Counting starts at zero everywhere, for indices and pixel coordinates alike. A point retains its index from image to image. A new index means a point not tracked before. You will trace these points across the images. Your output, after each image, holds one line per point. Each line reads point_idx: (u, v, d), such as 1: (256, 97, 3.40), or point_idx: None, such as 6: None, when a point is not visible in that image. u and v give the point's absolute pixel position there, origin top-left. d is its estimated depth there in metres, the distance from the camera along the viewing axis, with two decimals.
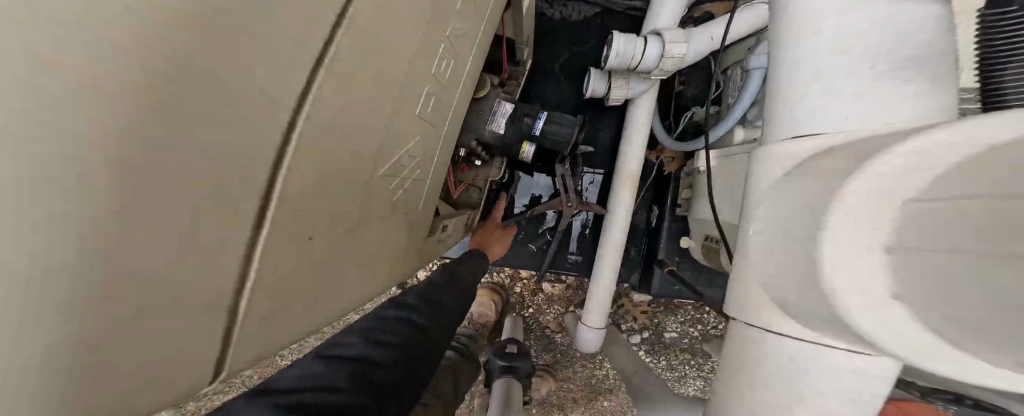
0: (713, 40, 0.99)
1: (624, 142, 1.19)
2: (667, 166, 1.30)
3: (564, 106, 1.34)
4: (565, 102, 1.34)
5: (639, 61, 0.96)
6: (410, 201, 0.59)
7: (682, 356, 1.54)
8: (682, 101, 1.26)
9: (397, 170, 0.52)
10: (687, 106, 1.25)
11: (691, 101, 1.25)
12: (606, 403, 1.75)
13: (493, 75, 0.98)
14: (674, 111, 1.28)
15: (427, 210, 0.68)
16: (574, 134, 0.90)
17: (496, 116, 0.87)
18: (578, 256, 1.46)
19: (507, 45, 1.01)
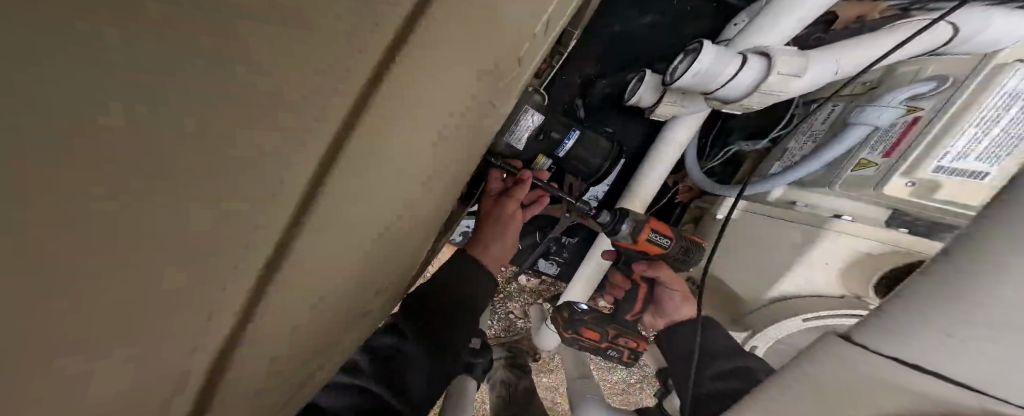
0: (839, 73, 0.63)
1: (648, 164, 1.10)
2: (680, 195, 1.20)
3: (593, 102, 1.15)
4: (595, 96, 1.14)
5: (722, 89, 0.67)
6: (405, 261, 0.45)
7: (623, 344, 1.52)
8: (733, 125, 1.07)
9: (396, 249, 0.39)
10: (734, 134, 1.09)
11: (742, 127, 1.08)
12: (545, 379, 2.00)
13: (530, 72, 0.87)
14: (722, 133, 1.10)
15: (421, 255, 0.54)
16: (601, 164, 0.89)
17: (519, 128, 0.76)
18: (559, 261, 1.40)
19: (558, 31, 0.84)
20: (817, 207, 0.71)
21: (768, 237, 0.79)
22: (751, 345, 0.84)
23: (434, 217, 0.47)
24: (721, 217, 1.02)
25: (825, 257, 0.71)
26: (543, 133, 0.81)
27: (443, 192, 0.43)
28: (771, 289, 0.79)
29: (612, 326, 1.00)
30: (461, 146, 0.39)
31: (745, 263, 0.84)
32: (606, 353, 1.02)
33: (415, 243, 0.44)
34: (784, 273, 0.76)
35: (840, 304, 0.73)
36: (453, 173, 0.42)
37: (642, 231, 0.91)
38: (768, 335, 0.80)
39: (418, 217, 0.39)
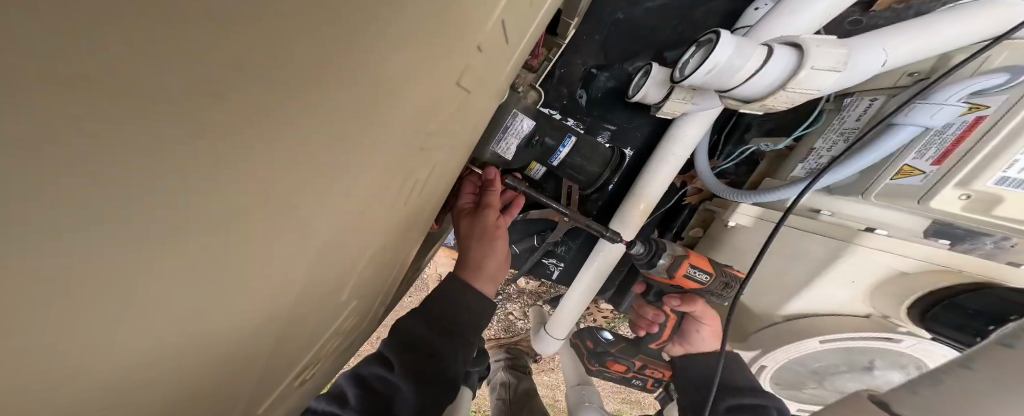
0: (884, 66, 0.57)
1: (654, 163, 1.03)
2: (689, 197, 1.16)
3: (593, 97, 1.07)
4: (594, 90, 1.06)
5: (742, 85, 0.60)
6: (361, 303, 0.40)
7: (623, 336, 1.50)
8: (750, 122, 1.02)
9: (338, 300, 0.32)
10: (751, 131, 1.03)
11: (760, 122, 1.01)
12: (545, 378, 1.98)
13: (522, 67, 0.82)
14: (739, 129, 1.05)
15: (389, 286, 0.48)
16: (599, 171, 0.82)
17: (506, 134, 0.67)
18: (559, 265, 1.34)
19: (551, 20, 0.78)
20: (846, 216, 0.63)
21: (787, 248, 0.69)
22: (761, 362, 0.77)
23: (402, 251, 0.42)
24: (733, 223, 0.92)
25: (853, 275, 0.63)
26: (535, 139, 0.72)
27: (408, 226, 0.37)
28: (788, 305, 0.72)
29: (638, 356, 1.28)
30: (430, 181, 0.33)
31: (763, 278, 0.75)
32: (630, 380, 1.32)
33: (375, 278, 0.39)
34: (803, 288, 0.69)
35: (867, 325, 0.65)
36: (423, 207, 0.37)
37: (679, 265, 0.85)
38: (780, 355, 0.73)
39: (374, 256, 0.34)
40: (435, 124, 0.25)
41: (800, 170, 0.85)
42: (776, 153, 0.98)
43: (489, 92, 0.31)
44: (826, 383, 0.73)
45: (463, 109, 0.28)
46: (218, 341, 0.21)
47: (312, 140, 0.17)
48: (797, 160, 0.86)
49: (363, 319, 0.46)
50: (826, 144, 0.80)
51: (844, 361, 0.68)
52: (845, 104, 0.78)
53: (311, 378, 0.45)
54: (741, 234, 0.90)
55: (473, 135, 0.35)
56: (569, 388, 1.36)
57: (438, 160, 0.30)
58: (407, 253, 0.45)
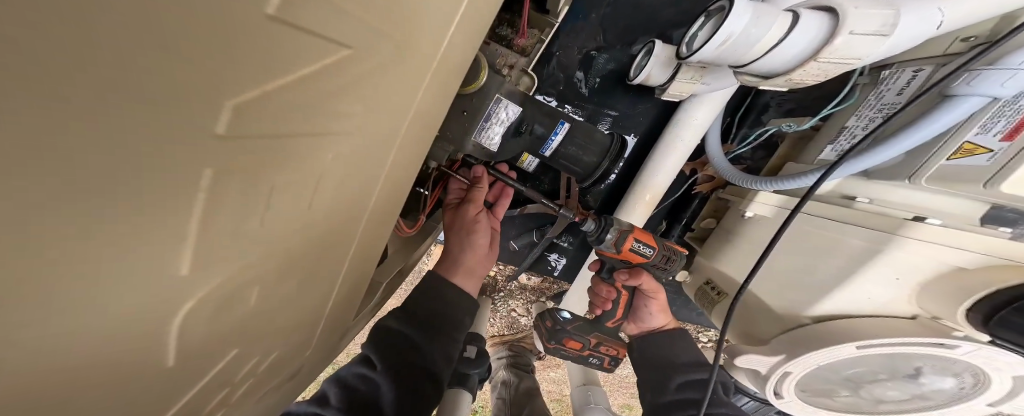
0: (938, 27, 0.47)
1: (662, 151, 0.98)
2: (699, 185, 1.07)
3: (594, 82, 0.99)
4: (593, 73, 0.97)
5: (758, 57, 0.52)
6: (307, 326, 0.34)
7: None
8: (768, 101, 0.94)
9: (256, 332, 0.27)
10: (769, 112, 0.96)
11: (777, 102, 0.94)
12: (551, 374, 1.94)
13: (507, 50, 0.76)
14: (755, 110, 0.97)
15: (351, 303, 0.43)
16: (596, 162, 0.74)
17: (489, 122, 0.61)
18: (561, 261, 1.27)
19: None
20: (887, 202, 0.57)
21: (817, 241, 0.62)
22: (784, 369, 0.67)
23: (355, 264, 0.35)
24: (750, 213, 0.84)
25: (897, 271, 0.55)
26: (522, 127, 0.65)
27: (352, 238, 0.30)
28: (817, 306, 0.63)
29: (594, 333, 0.94)
30: (362, 184, 0.26)
31: (784, 274, 0.66)
32: (585, 359, 0.97)
33: (318, 298, 0.33)
34: (836, 286, 0.60)
35: (913, 326, 0.56)
36: (365, 214, 0.30)
37: (625, 240, 0.81)
38: (808, 360, 0.63)
39: (302, 278, 0.28)
40: (332, 109, 0.18)
41: (829, 153, 0.77)
42: (799, 134, 0.91)
43: (426, 64, 0.23)
44: (861, 391, 0.65)
45: (382, 87, 0.20)
46: (67, 401, 0.17)
47: (85, 179, 0.11)
48: (825, 142, 0.78)
49: (323, 338, 0.41)
50: (860, 122, 0.73)
51: (883, 367, 0.60)
52: (882, 77, 0.69)
53: (266, 399, 0.40)
54: (759, 225, 0.81)
55: (420, 123, 0.28)
56: (575, 388, 1.31)
57: (360, 157, 0.23)
58: (369, 265, 0.39)
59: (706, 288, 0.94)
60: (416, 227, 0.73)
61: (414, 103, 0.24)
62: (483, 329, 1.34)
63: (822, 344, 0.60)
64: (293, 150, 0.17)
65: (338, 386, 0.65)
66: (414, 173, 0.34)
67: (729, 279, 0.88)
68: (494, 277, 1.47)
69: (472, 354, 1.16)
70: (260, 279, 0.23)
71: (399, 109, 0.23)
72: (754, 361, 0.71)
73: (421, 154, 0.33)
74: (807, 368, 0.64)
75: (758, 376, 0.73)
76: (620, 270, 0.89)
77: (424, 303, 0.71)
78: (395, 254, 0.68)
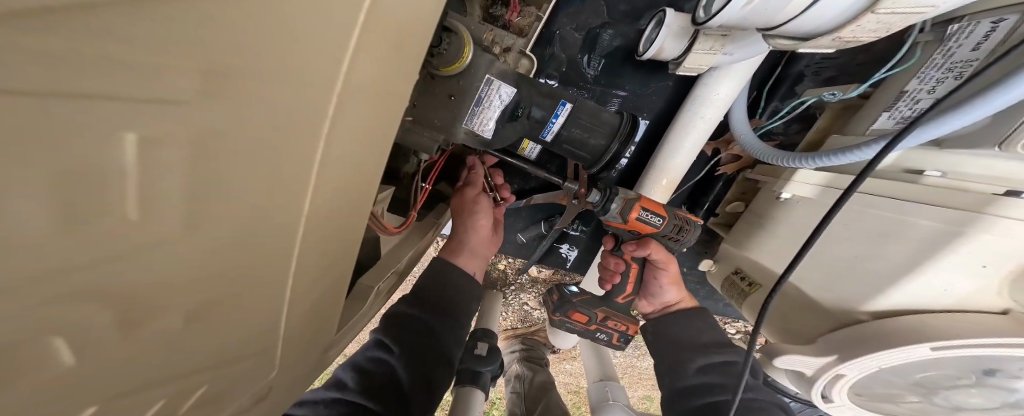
0: None
1: (678, 131, 0.88)
2: (722, 166, 0.97)
3: (598, 60, 0.89)
4: (596, 52, 0.88)
5: (796, 15, 0.42)
6: (256, 349, 0.29)
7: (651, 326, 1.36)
8: (802, 71, 0.84)
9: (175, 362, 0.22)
10: (804, 82, 0.85)
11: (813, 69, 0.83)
12: (568, 367, 1.88)
13: (501, 30, 0.69)
14: (787, 82, 0.87)
15: (325, 318, 0.37)
16: (606, 145, 0.66)
17: (480, 106, 0.55)
18: (572, 252, 1.20)
19: None
20: (966, 176, 0.48)
21: (880, 223, 0.53)
22: (836, 371, 0.57)
23: (311, 278, 0.29)
24: (786, 196, 0.73)
25: (987, 257, 0.46)
26: (518, 110, 0.58)
27: (290, 249, 0.25)
28: (879, 300, 0.54)
29: (601, 308, 0.92)
30: (273, 182, 0.20)
31: (836, 262, 0.58)
32: (593, 334, 0.96)
33: (262, 318, 0.28)
34: (902, 276, 0.51)
35: (1006, 322, 0.48)
36: (304, 221, 0.24)
37: (631, 209, 0.79)
38: (870, 363, 0.53)
39: (221, 299, 0.23)
40: (158, 76, 0.12)
41: (884, 121, 0.67)
42: (843, 103, 0.80)
43: (333, 18, 0.17)
44: (935, 398, 0.56)
45: (250, 48, 0.15)
46: None
47: None
48: (878, 111, 0.68)
49: (293, 357, 0.36)
50: (923, 85, 0.62)
51: (961, 370, 0.50)
52: (948, 33, 0.58)
53: None
54: (799, 208, 0.71)
55: (362, 105, 0.22)
56: (592, 384, 1.25)
57: (251, 144, 0.18)
58: (335, 277, 0.33)
59: (736, 279, 0.85)
60: (405, 225, 0.63)
61: (323, 73, 0.18)
62: (494, 324, 1.29)
63: (887, 345, 0.50)
64: (99, 140, 0.12)
65: (352, 370, 0.59)
66: (373, 169, 0.28)
67: (763, 269, 0.78)
68: (504, 270, 1.41)
69: (483, 351, 1.11)
70: (144, 308, 0.18)
71: (299, 82, 0.17)
72: (795, 362, 0.62)
73: (377, 146, 0.26)
74: (867, 371, 0.54)
75: (801, 378, 0.64)
76: (630, 241, 0.88)
77: (423, 298, 0.67)
78: (389, 256, 0.62)
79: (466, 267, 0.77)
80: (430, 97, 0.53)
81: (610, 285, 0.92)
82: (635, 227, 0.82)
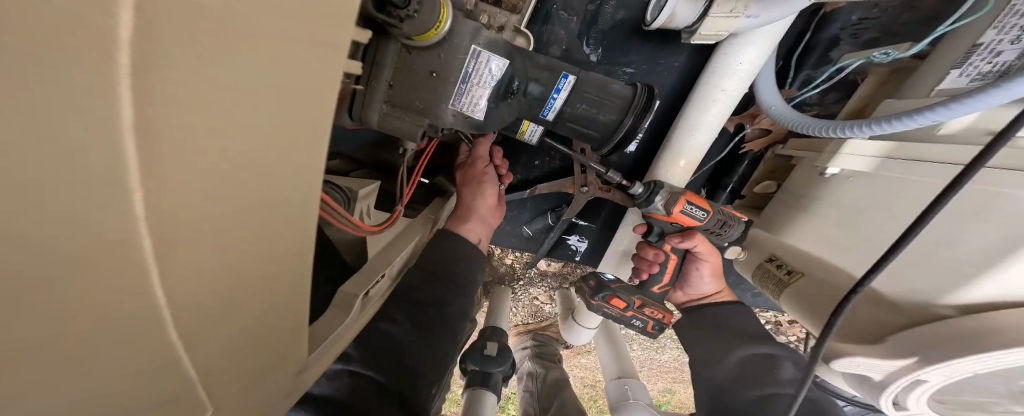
0: None
1: (697, 106, 0.78)
2: (749, 143, 0.86)
3: (601, 34, 0.80)
4: (598, 25, 0.79)
5: None
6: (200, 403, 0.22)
7: None
8: (837, 34, 0.73)
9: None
10: (839, 46, 0.74)
11: (850, 31, 0.72)
12: (583, 360, 1.80)
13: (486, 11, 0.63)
14: (819, 47, 0.75)
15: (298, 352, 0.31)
16: (620, 122, 0.56)
17: (469, 83, 0.47)
18: (582, 243, 1.12)
19: None
20: None
21: (970, 201, 0.45)
22: (916, 376, 0.48)
23: (249, 318, 0.22)
24: (831, 173, 0.64)
25: None
26: (512, 86, 0.50)
27: (199, 286, 0.18)
28: (967, 291, 0.45)
29: (637, 295, 0.84)
30: (127, 202, 0.13)
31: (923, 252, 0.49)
32: (626, 320, 0.87)
33: (190, 378, 0.20)
34: (999, 262, 0.42)
35: None
36: (202, 245, 0.17)
37: (676, 202, 0.74)
38: (964, 366, 0.42)
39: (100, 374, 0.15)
40: None
41: (955, 80, 0.56)
42: (892, 66, 0.70)
43: None
44: None
45: None
46: None
47: None
48: (946, 68, 0.57)
49: (257, 408, 0.29)
50: (1003, 35, 0.51)
51: None
52: None
53: None
54: (849, 183, 0.61)
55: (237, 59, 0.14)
56: (610, 381, 1.17)
57: (30, 145, 0.10)
58: (289, 308, 0.26)
59: (772, 268, 0.72)
60: (389, 222, 0.54)
61: (148, 16, 0.10)
62: (503, 321, 1.23)
63: (981, 345, 0.41)
64: None
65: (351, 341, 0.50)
66: (301, 164, 0.20)
67: (804, 255, 0.67)
68: (512, 265, 1.34)
69: (495, 352, 1.05)
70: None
71: (73, 31, 0.09)
72: (863, 365, 0.54)
73: (300, 129, 0.18)
74: (960, 377, 0.44)
75: (866, 381, 0.55)
76: (672, 233, 0.81)
77: (426, 267, 0.61)
78: (381, 254, 0.56)
79: (471, 235, 0.71)
80: (408, 76, 0.45)
81: (646, 276, 0.84)
82: (678, 221, 0.77)
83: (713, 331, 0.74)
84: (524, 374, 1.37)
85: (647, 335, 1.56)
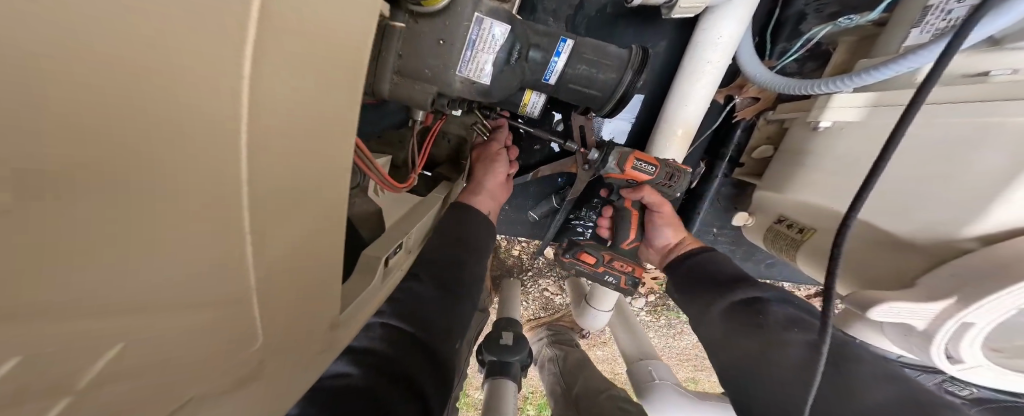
0: None
1: (686, 79, 0.80)
2: (740, 112, 0.89)
3: (589, 19, 0.84)
4: (585, 10, 0.83)
5: None
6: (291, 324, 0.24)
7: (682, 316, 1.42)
8: (803, 9, 0.78)
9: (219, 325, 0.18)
10: (807, 20, 0.79)
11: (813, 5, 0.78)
12: (598, 353, 1.72)
13: None
14: (790, 23, 0.79)
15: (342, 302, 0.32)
16: (620, 81, 0.58)
17: (474, 50, 0.49)
18: None
19: None
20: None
21: (971, 131, 0.47)
22: (961, 319, 0.44)
23: (322, 246, 0.24)
24: (825, 125, 0.67)
25: None
26: (514, 51, 0.52)
27: (295, 195, 0.19)
28: (982, 219, 0.45)
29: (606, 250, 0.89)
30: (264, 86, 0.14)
31: (928, 190, 0.51)
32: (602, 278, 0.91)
33: (276, 298, 0.22)
34: (1009, 186, 0.43)
35: None
36: (299, 157, 0.18)
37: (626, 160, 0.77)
38: (1006, 301, 0.40)
39: (197, 291, 0.16)
40: None
41: (917, 37, 0.60)
42: (859, 34, 0.74)
43: None
44: None
45: None
46: None
47: None
48: (907, 28, 0.62)
49: (321, 351, 0.30)
50: None
51: None
52: None
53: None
54: (844, 134, 0.63)
55: None
56: (632, 364, 1.11)
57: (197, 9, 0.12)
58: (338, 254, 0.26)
59: (784, 228, 0.73)
60: (408, 184, 0.56)
61: None
62: (516, 313, 1.24)
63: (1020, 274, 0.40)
64: None
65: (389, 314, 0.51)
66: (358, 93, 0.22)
67: (811, 211, 0.67)
68: (520, 255, 1.35)
69: (511, 341, 1.06)
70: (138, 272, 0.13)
71: None
72: (903, 312, 0.48)
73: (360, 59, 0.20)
74: (1005, 315, 0.41)
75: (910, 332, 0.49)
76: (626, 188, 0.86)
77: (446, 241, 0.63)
78: (408, 222, 0.58)
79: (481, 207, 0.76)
80: (416, 45, 0.47)
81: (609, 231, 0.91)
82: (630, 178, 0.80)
83: (698, 285, 0.70)
84: (544, 364, 1.37)
85: (663, 321, 1.43)
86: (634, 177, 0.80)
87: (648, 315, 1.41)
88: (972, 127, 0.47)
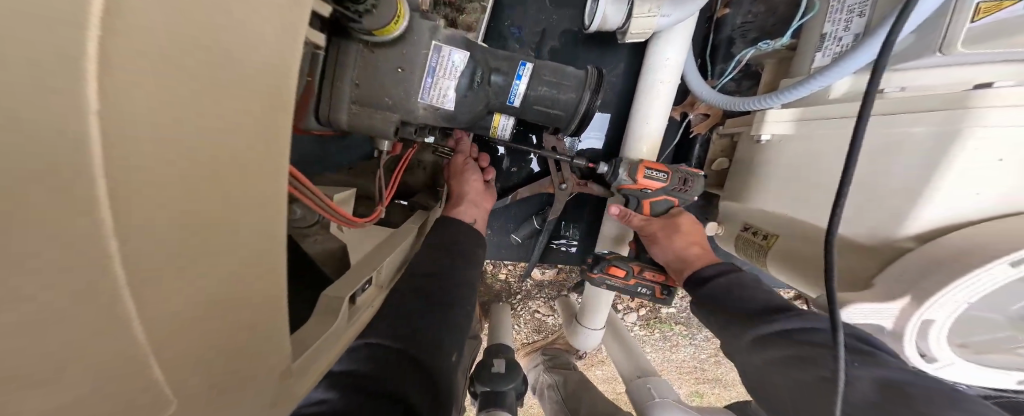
0: None
1: (643, 99, 0.84)
2: (696, 126, 0.93)
3: (552, 45, 0.88)
4: (549, 37, 0.87)
5: None
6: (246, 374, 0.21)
7: (676, 328, 1.40)
8: (731, 34, 0.84)
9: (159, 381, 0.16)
10: (737, 44, 0.84)
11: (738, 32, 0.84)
12: (598, 372, 1.65)
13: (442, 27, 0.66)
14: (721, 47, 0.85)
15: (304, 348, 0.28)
16: (580, 100, 0.59)
17: (434, 76, 0.49)
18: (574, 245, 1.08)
19: None
20: (924, 87, 0.50)
21: (886, 138, 0.51)
22: (921, 318, 0.44)
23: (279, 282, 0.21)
24: (765, 137, 0.71)
25: (997, 149, 0.42)
26: (476, 76, 0.52)
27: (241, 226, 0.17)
28: (914, 219, 0.47)
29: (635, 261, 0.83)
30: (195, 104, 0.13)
31: (860, 194, 0.53)
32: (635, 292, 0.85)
33: (227, 342, 0.19)
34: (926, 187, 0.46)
35: None
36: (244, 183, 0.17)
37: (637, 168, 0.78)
38: (953, 297, 0.42)
39: (79, 357, 0.12)
40: None
41: (820, 60, 0.65)
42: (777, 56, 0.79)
43: None
44: None
45: None
46: None
47: None
48: (813, 51, 0.67)
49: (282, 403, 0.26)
50: (838, 26, 0.63)
51: None
52: None
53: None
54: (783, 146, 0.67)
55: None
56: (632, 382, 1.08)
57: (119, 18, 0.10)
58: (280, 298, 0.22)
59: (750, 236, 0.74)
60: (371, 218, 0.53)
61: None
62: (508, 338, 1.17)
63: (971, 264, 0.41)
64: None
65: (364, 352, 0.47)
66: None
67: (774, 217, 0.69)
68: (507, 279, 1.31)
69: (503, 368, 1.00)
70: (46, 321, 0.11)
71: None
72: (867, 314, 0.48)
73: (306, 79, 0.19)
74: (959, 310, 0.42)
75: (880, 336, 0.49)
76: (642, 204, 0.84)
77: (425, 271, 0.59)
78: (378, 254, 0.54)
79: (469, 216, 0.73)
80: (376, 74, 0.46)
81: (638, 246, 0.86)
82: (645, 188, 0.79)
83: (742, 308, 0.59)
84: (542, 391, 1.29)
85: (658, 335, 1.41)
86: (648, 187, 0.80)
87: (643, 329, 1.39)
88: (886, 135, 0.51)
